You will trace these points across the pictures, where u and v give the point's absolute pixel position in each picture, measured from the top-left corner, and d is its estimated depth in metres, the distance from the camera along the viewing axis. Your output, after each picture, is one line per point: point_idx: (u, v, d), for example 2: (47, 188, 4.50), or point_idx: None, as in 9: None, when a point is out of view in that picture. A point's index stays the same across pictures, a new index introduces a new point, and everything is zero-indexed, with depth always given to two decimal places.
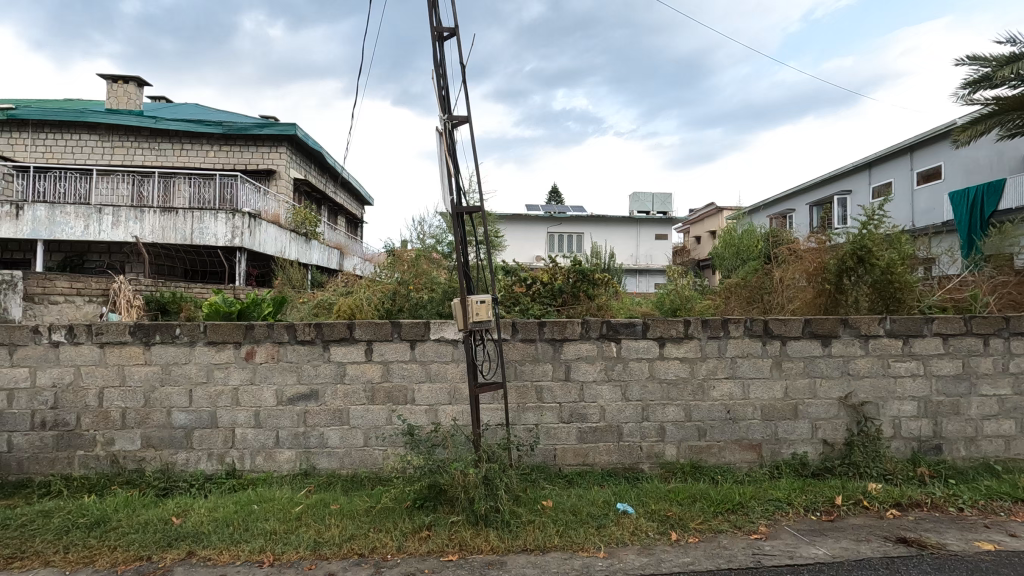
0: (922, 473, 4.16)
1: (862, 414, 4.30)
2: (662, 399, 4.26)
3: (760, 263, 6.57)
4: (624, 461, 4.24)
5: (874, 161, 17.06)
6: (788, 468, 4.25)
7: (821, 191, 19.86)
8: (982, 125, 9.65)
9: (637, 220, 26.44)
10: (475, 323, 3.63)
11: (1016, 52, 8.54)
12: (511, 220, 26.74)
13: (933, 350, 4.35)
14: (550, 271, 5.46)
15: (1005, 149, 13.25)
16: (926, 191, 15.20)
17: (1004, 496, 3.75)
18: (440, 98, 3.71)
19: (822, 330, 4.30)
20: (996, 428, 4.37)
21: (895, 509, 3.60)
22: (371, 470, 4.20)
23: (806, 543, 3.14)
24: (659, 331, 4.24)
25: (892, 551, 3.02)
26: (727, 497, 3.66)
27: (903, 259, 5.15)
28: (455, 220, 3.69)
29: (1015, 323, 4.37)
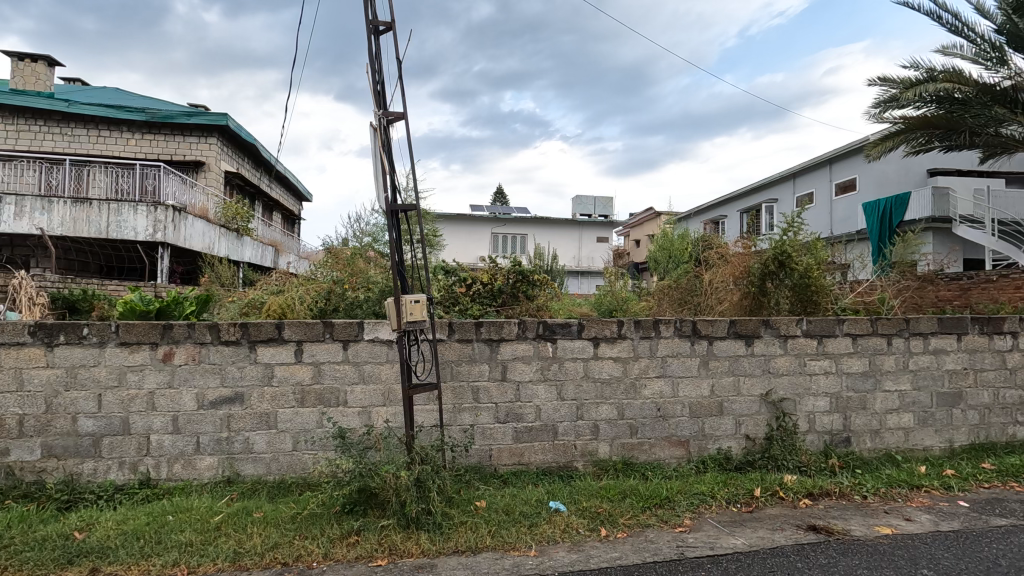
0: (833, 464, 4.45)
1: (781, 409, 4.55)
2: (595, 398, 4.35)
3: (691, 266, 6.85)
4: (559, 460, 4.29)
5: (797, 172, 18.15)
6: (713, 463, 4.43)
7: (750, 199, 20.93)
8: (891, 142, 10.46)
9: (580, 223, 26.94)
10: (409, 323, 3.58)
11: (919, 77, 9.34)
12: (454, 220, 26.58)
13: (844, 350, 4.67)
14: (490, 271, 5.44)
15: (911, 164, 14.51)
16: (843, 202, 16.34)
17: (902, 484, 4.07)
18: (376, 93, 3.63)
19: (745, 330, 4.52)
20: (897, 421, 4.74)
21: (807, 499, 3.84)
22: (300, 475, 4.04)
23: (726, 534, 3.29)
24: (594, 331, 4.33)
25: (803, 538, 3.21)
26: (655, 492, 3.78)
27: (819, 264, 5.51)
28: (389, 218, 3.62)
29: (915, 324, 4.75)
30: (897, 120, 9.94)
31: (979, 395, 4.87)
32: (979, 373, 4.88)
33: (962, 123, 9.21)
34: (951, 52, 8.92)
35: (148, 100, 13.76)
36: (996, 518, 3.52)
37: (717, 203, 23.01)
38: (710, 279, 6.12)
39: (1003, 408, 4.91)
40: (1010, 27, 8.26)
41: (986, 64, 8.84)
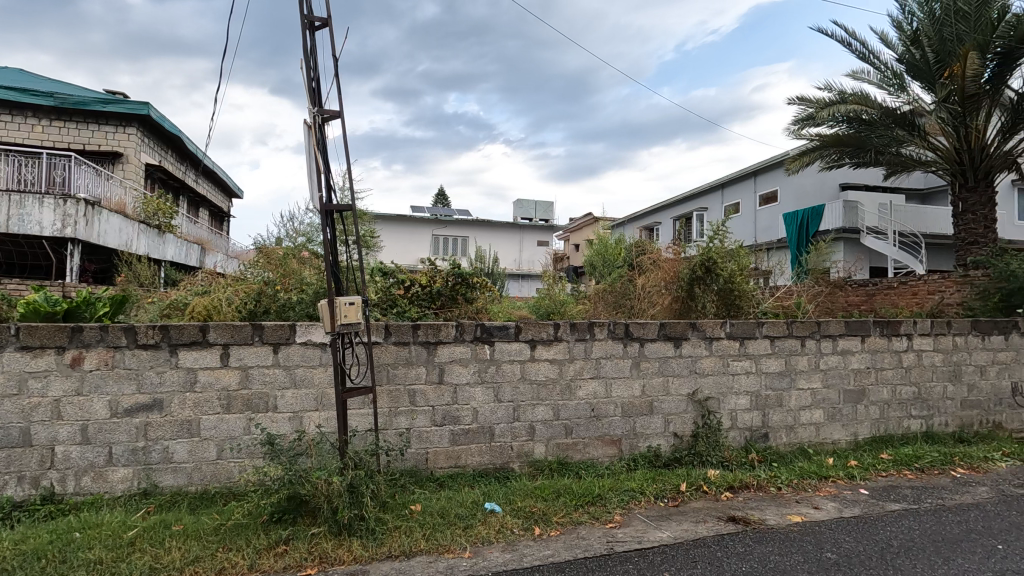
0: (752, 459, 4.74)
1: (706, 408, 4.79)
2: (532, 399, 4.42)
3: (625, 270, 7.08)
4: (495, 461, 4.33)
5: (725, 183, 19.17)
6: (644, 460, 4.61)
7: (682, 207, 21.87)
8: (808, 157, 11.25)
9: (521, 227, 27.20)
10: (344, 326, 3.51)
11: (832, 97, 10.10)
12: (394, 221, 26.13)
13: (763, 350, 4.98)
14: (429, 273, 5.38)
15: (826, 178, 15.65)
16: (766, 212, 17.39)
17: (812, 475, 4.40)
18: (310, 90, 3.55)
19: (674, 333, 4.73)
20: (809, 417, 5.11)
21: (728, 492, 4.07)
22: (225, 484, 3.87)
23: (653, 528, 3.43)
24: (531, 333, 4.39)
25: (723, 529, 3.41)
26: (588, 490, 3.89)
27: (743, 270, 5.85)
28: (324, 218, 3.54)
29: (825, 327, 5.13)
30: (813, 137, 10.72)
31: (879, 391, 5.32)
32: (880, 371, 5.33)
33: (868, 142, 10.08)
34: (860, 77, 9.72)
35: (58, 84, 12.72)
36: (891, 504, 3.87)
37: (652, 210, 23.87)
38: (643, 283, 6.35)
39: (900, 403, 5.39)
40: (909, 57, 9.11)
41: (889, 89, 9.70)
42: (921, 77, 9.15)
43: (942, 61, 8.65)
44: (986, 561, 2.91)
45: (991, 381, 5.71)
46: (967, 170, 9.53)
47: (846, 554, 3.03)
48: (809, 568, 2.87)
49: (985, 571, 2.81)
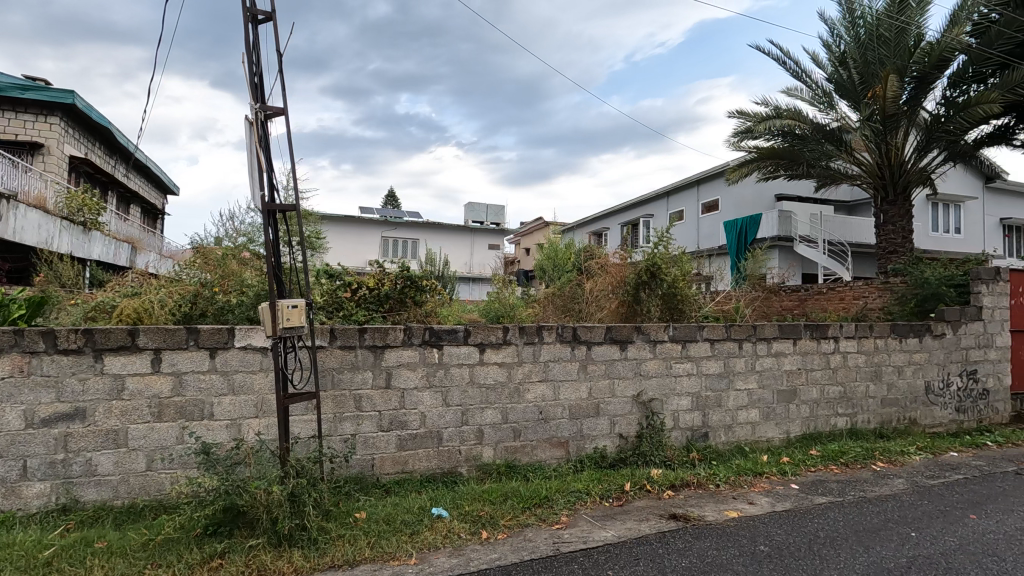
0: (693, 458, 4.92)
1: (650, 409, 4.94)
2: (480, 403, 4.41)
3: (574, 274, 7.20)
4: (443, 465, 4.30)
5: (670, 191, 19.84)
6: (590, 461, 4.70)
7: (629, 214, 22.45)
8: (747, 168, 11.79)
9: (472, 230, 27.16)
10: (286, 330, 3.40)
11: (769, 112, 10.64)
12: (342, 222, 25.53)
13: (703, 353, 5.18)
14: (377, 276, 5.28)
15: (763, 189, 16.46)
16: (708, 220, 18.11)
17: (748, 472, 4.60)
18: (253, 86, 3.43)
19: (620, 336, 4.85)
20: (746, 416, 5.34)
21: (670, 490, 4.20)
22: (155, 497, 3.66)
23: (598, 527, 3.50)
24: (480, 337, 4.39)
25: (665, 526, 3.51)
26: (536, 492, 3.93)
27: (685, 275, 6.07)
28: (266, 218, 3.42)
29: (761, 330, 5.39)
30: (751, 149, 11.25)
31: (809, 391, 5.64)
32: (810, 372, 5.65)
33: (801, 155, 10.69)
34: (794, 94, 10.29)
35: None
36: (819, 497, 4.10)
37: (600, 216, 24.37)
38: (591, 287, 6.47)
39: (827, 402, 5.73)
40: (837, 77, 9.73)
41: (819, 106, 10.32)
42: (847, 96, 9.80)
43: (866, 82, 9.29)
44: (901, 548, 3.13)
45: (908, 380, 6.15)
46: (888, 184, 10.26)
47: (778, 547, 3.18)
48: (744, 561, 3.00)
49: (900, 556, 3.02)
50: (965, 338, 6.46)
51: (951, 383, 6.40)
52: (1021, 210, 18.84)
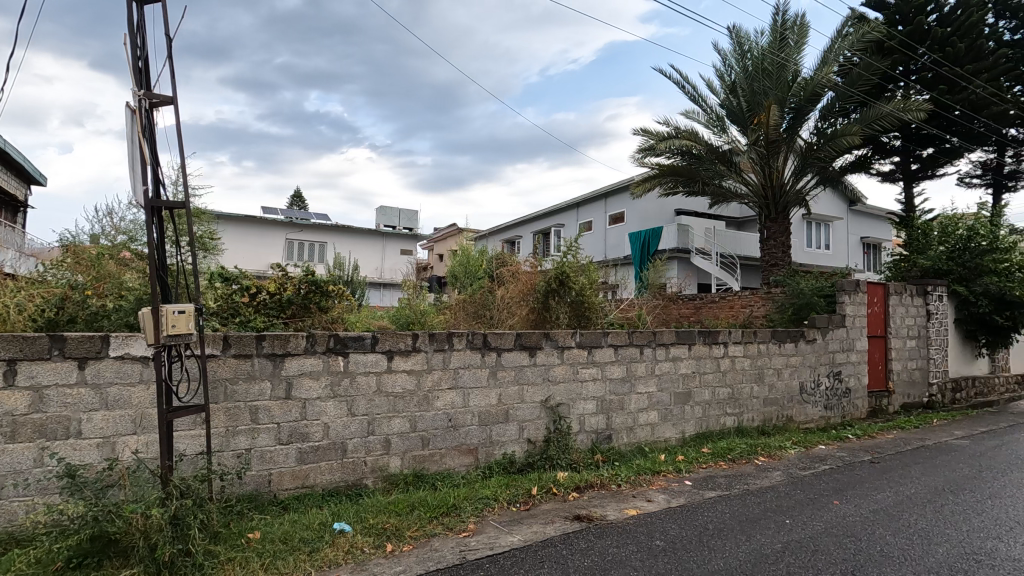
0: (597, 460, 5.11)
1: (557, 413, 5.07)
2: (387, 412, 4.30)
3: (485, 281, 7.24)
4: (348, 478, 4.13)
5: (580, 202, 20.58)
6: (498, 467, 4.73)
7: (540, 223, 23.01)
8: (650, 183, 12.48)
9: (383, 234, 26.55)
10: (170, 337, 3.11)
11: (669, 131, 11.34)
12: (242, 221, 23.93)
13: (608, 358, 5.40)
14: (278, 280, 4.98)
15: (664, 204, 17.53)
16: (614, 231, 18.96)
17: (647, 471, 4.86)
18: (136, 70, 3.13)
19: (529, 342, 4.93)
20: (646, 418, 5.64)
21: (575, 492, 4.33)
22: (4, 530, 3.20)
23: (504, 533, 3.53)
24: (388, 344, 4.28)
25: (569, 528, 3.61)
26: (443, 501, 3.88)
27: (592, 284, 6.31)
28: (149, 215, 3.11)
29: (660, 336, 5.71)
30: (654, 166, 11.94)
31: (702, 393, 6.05)
32: (702, 375, 6.06)
33: (697, 174, 11.52)
34: (691, 116, 11.07)
35: None
36: (709, 492, 4.41)
37: (513, 224, 24.76)
38: (502, 294, 6.53)
39: (718, 403, 6.18)
40: (728, 103, 10.60)
41: (713, 129, 11.16)
42: (737, 122, 10.71)
43: (753, 110, 10.21)
44: (777, 535, 3.43)
45: (786, 381, 6.79)
46: (771, 203, 11.28)
47: (672, 541, 3.37)
48: (641, 556, 3.14)
49: (776, 542, 3.32)
50: (832, 343, 7.25)
51: (821, 383, 7.15)
52: (877, 230, 21.52)
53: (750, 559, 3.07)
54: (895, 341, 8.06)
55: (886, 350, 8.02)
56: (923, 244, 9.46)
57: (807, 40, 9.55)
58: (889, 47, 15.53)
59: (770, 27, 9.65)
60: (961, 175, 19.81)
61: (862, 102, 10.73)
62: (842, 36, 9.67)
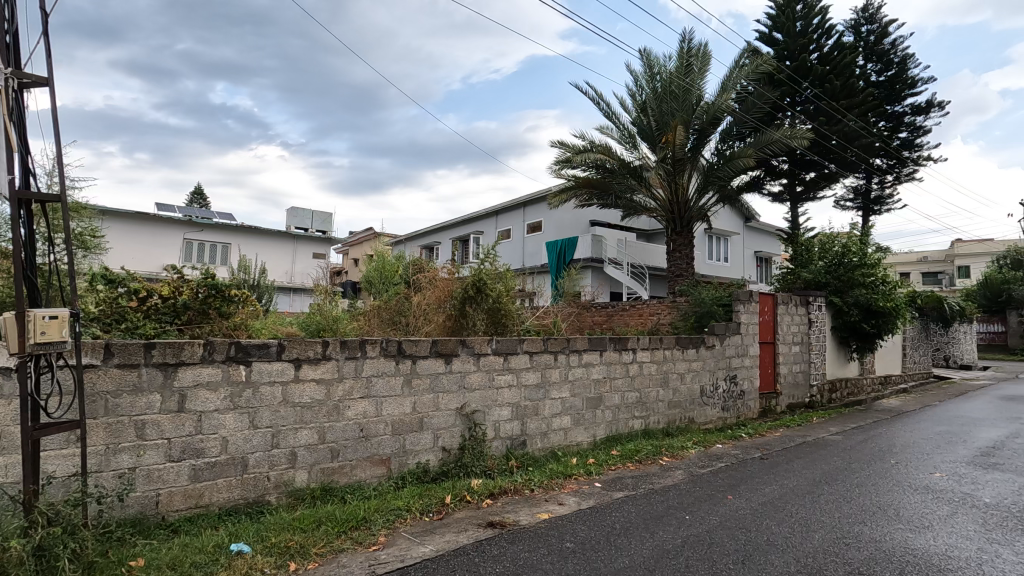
0: (511, 465, 5.17)
1: (472, 420, 5.07)
2: (294, 423, 4.09)
3: (402, 288, 7.08)
4: (249, 495, 3.88)
5: (499, 210, 20.79)
6: (412, 477, 4.65)
7: (459, 230, 22.97)
8: (566, 194, 12.88)
9: (294, 236, 25.33)
10: (39, 345, 2.79)
11: (584, 145, 11.76)
12: (131, 218, 21.87)
13: (523, 365, 5.48)
14: (173, 283, 4.55)
15: (580, 215, 18.14)
16: (532, 240, 19.34)
17: (559, 475, 4.98)
18: (2, 45, 2.80)
19: (445, 350, 4.89)
20: (560, 423, 5.77)
21: (489, 499, 4.35)
22: None
23: (416, 544, 3.47)
24: (296, 352, 4.07)
25: (482, 535, 3.61)
26: (352, 514, 3.75)
27: (509, 291, 6.39)
28: (15, 207, 2.77)
29: (573, 343, 5.89)
30: (570, 177, 12.34)
31: (612, 398, 6.29)
32: (613, 380, 6.32)
33: (610, 187, 12.03)
34: (605, 132, 11.55)
35: None
36: (617, 492, 4.59)
37: (432, 230, 24.54)
38: (418, 301, 6.42)
39: (627, 407, 6.46)
40: (639, 121, 11.18)
41: (625, 145, 11.72)
42: (647, 139, 11.31)
43: (661, 129, 10.83)
44: (678, 530, 3.63)
45: (688, 385, 7.23)
46: (676, 218, 11.99)
47: (581, 542, 3.47)
48: (552, 559, 3.21)
49: (677, 537, 3.51)
50: (728, 348, 7.82)
51: (719, 386, 7.68)
52: (768, 245, 23.53)
53: (653, 555, 3.23)
54: (782, 347, 8.83)
55: (774, 355, 8.76)
56: (806, 259, 10.47)
57: (709, 66, 10.29)
58: (778, 79, 17.11)
59: (677, 52, 10.30)
60: (837, 199, 22.13)
61: (755, 128, 11.72)
62: (739, 66, 10.52)
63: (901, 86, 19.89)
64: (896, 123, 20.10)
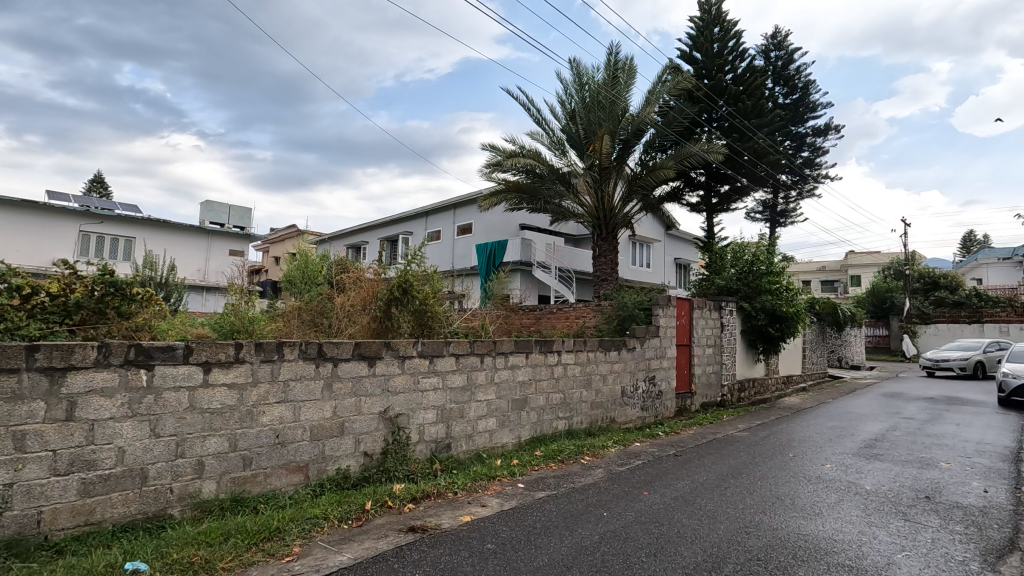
0: (435, 469, 5.13)
1: (396, 424, 4.98)
2: (201, 431, 3.84)
3: (324, 288, 6.84)
4: (149, 509, 3.61)
5: (429, 211, 20.60)
6: (330, 484, 4.50)
7: (387, 230, 22.52)
8: (496, 197, 12.98)
9: (209, 231, 23.87)
10: None
11: (515, 150, 11.91)
12: (15, 207, 19.66)
13: (449, 367, 5.45)
14: (63, 280, 4.13)
15: (509, 218, 18.33)
16: (462, 242, 19.33)
17: (483, 477, 5.00)
18: None
19: (368, 352, 4.77)
20: (485, 425, 5.80)
21: (411, 503, 4.29)
22: None
23: (333, 552, 3.36)
24: (204, 355, 3.83)
25: (402, 540, 3.56)
26: (265, 525, 3.58)
27: (436, 293, 6.34)
28: None
29: (499, 345, 5.92)
30: (501, 181, 12.44)
31: (537, 399, 6.40)
32: (538, 382, 6.42)
33: (540, 192, 12.25)
34: (535, 137, 11.75)
35: None
36: (539, 492, 4.68)
37: (359, 229, 23.90)
38: (342, 302, 6.22)
39: (551, 407, 6.59)
40: (568, 129, 11.46)
41: (554, 151, 11.98)
42: (575, 147, 11.63)
43: (589, 137, 11.18)
44: (596, 527, 3.76)
45: (610, 386, 7.48)
46: (601, 224, 12.36)
47: (502, 543, 3.51)
48: (472, 561, 3.21)
49: (595, 533, 3.63)
50: (648, 351, 8.18)
51: (638, 387, 8.00)
52: (687, 252, 24.83)
53: (572, 552, 3.31)
54: (697, 349, 9.33)
55: (690, 357, 9.24)
56: (720, 266, 11.13)
57: (635, 79, 10.68)
58: (697, 96, 18.15)
59: (605, 64, 10.64)
60: (749, 211, 23.75)
61: (676, 141, 12.34)
62: (662, 82, 11.05)
63: (804, 109, 21.69)
64: (799, 142, 21.90)
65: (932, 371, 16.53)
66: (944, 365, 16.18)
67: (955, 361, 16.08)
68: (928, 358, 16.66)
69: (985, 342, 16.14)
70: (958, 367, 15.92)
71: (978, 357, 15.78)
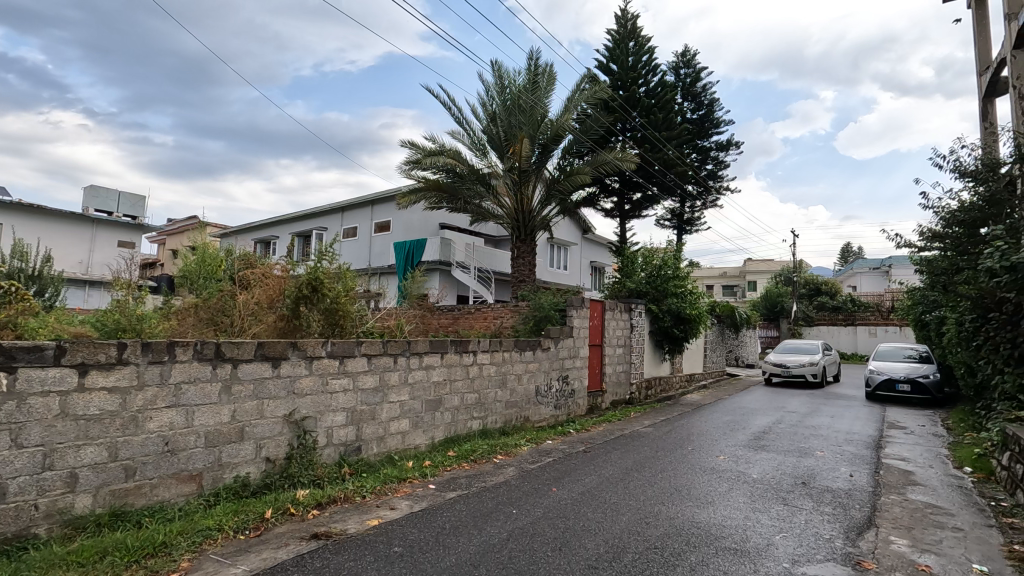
0: (343, 472, 4.97)
1: (302, 428, 4.77)
2: (75, 440, 3.47)
3: (225, 285, 6.38)
4: (8, 529, 3.20)
5: (345, 207, 19.90)
6: (227, 493, 4.23)
7: (300, 224, 21.51)
8: (415, 195, 12.79)
9: (94, 220, 21.75)
10: None
11: (435, 147, 11.80)
12: None
13: (360, 368, 5.30)
14: None
15: (429, 217, 18.12)
16: (380, 239, 18.85)
17: (393, 479, 4.91)
18: None
19: (272, 353, 4.53)
20: (397, 426, 5.69)
21: (315, 510, 4.12)
22: None
23: (226, 565, 3.17)
24: (81, 355, 3.46)
25: (304, 548, 3.42)
26: (148, 540, 3.30)
27: (348, 292, 6.12)
28: None
29: (413, 345, 5.84)
30: (420, 179, 12.28)
31: (451, 399, 6.38)
32: (452, 382, 6.39)
33: (459, 192, 12.22)
34: (455, 137, 11.72)
35: None
36: (450, 493, 4.65)
37: (269, 223, 22.66)
38: (245, 300, 5.86)
39: (465, 407, 6.59)
40: (489, 130, 11.54)
41: (475, 151, 12.00)
42: (495, 148, 11.71)
43: (509, 140, 11.31)
44: (504, 524, 3.80)
45: (524, 386, 7.60)
46: (519, 226, 12.50)
47: (410, 545, 3.45)
48: (378, 565, 3.15)
49: (503, 531, 3.67)
50: (562, 351, 8.41)
51: (552, 386, 8.19)
52: (602, 255, 25.78)
53: (479, 551, 3.33)
54: (608, 349, 9.71)
55: (602, 356, 9.60)
56: (631, 270, 11.63)
57: (554, 85, 10.92)
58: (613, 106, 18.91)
59: (526, 68, 10.81)
60: (658, 218, 25.01)
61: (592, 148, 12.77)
62: (580, 90, 11.40)
63: (709, 124, 23.17)
64: (704, 156, 23.36)
65: (772, 377, 15.02)
66: (792, 371, 14.70)
67: (805, 365, 14.91)
68: (776, 361, 15.17)
69: (818, 346, 15.48)
70: (808, 372, 14.58)
71: (822, 361, 15.05)
